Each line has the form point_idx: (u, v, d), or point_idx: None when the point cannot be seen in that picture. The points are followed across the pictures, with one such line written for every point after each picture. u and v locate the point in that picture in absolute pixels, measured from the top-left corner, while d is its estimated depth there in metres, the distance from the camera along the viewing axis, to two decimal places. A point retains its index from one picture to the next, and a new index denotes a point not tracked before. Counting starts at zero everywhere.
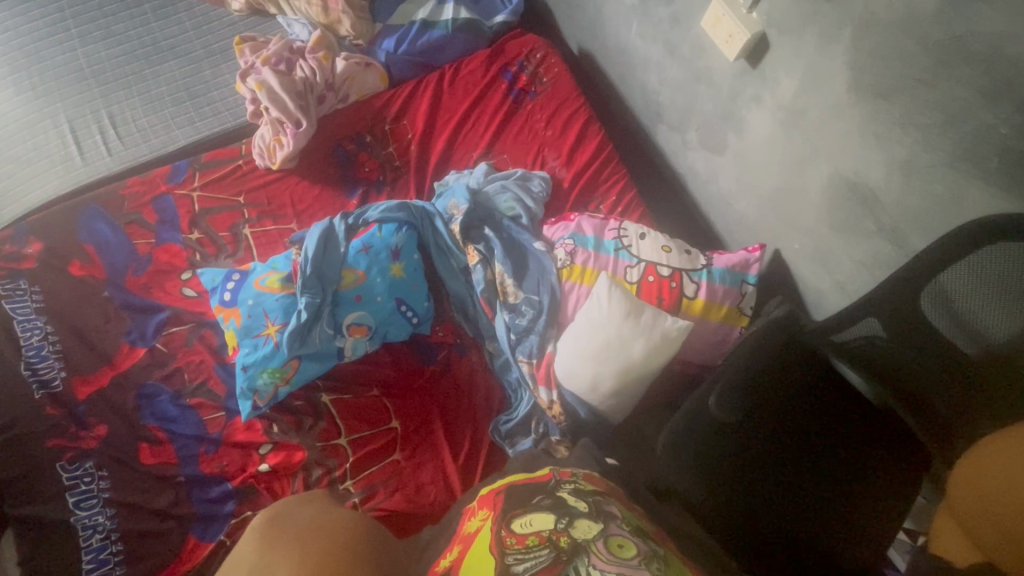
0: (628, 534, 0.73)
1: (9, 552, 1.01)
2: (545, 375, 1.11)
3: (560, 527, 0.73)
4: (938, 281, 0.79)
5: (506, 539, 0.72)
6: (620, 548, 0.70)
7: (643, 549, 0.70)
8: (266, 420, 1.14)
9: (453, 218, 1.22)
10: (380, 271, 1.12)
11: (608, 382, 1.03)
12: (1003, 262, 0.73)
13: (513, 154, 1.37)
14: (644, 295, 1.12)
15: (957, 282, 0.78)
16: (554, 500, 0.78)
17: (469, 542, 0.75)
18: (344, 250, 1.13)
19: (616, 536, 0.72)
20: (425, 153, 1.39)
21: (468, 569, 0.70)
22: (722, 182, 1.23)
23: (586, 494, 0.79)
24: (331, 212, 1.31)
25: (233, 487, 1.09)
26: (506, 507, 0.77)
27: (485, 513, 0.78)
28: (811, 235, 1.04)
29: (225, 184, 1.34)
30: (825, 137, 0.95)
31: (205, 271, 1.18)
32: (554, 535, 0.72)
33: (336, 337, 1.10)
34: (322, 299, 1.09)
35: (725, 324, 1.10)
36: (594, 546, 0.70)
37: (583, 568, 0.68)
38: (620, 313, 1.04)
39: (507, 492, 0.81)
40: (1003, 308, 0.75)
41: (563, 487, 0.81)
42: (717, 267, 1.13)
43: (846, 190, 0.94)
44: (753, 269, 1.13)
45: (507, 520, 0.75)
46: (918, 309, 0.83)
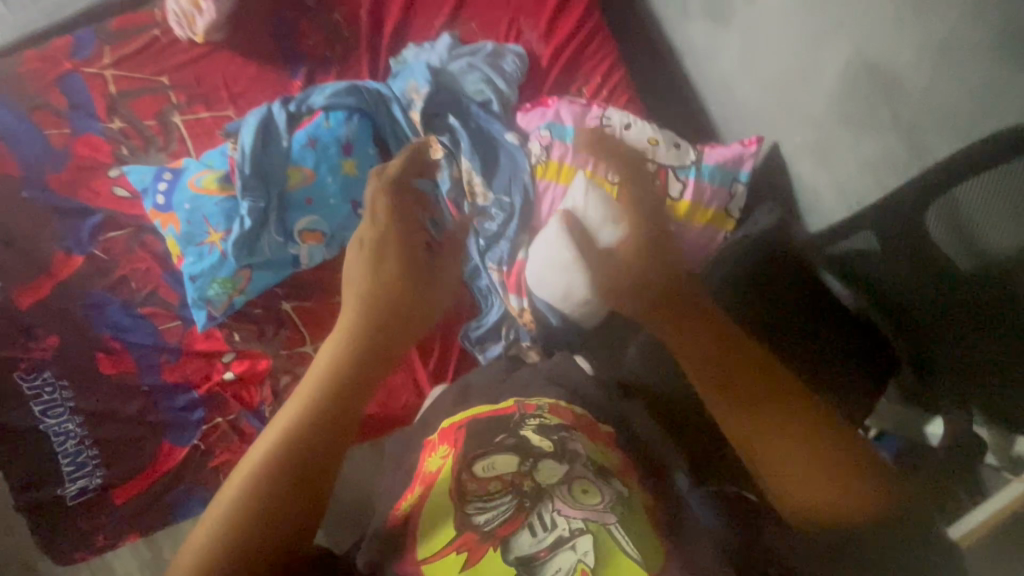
0: (594, 477, 0.63)
1: None
2: (515, 283, 1.05)
3: (524, 470, 0.63)
4: (952, 194, 0.71)
5: (467, 485, 0.63)
6: (584, 494, 0.61)
7: (610, 491, 0.62)
8: (226, 329, 1.09)
9: (413, 105, 1.06)
10: (330, 169, 0.99)
11: (580, 293, 0.99)
12: (1015, 174, 0.64)
13: (483, 22, 1.15)
14: None
15: (971, 196, 0.69)
16: (518, 440, 0.67)
17: (429, 483, 0.66)
18: (287, 144, 0.99)
19: (581, 480, 0.63)
20: (378, 20, 1.16)
21: (430, 524, 0.61)
22: (724, 61, 1.06)
23: (552, 430, 0.68)
24: (270, 95, 1.12)
25: (200, 396, 1.08)
26: (466, 448, 0.67)
27: (445, 450, 0.68)
28: (816, 129, 0.92)
29: (144, 61, 1.14)
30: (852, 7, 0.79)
31: (131, 168, 1.04)
32: (517, 478, 0.63)
33: (288, 245, 1.01)
34: (266, 203, 0.97)
35: (709, 229, 1.02)
36: (558, 491, 0.61)
37: (548, 517, 0.59)
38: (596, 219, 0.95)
39: (469, 427, 0.70)
40: (1014, 219, 0.65)
41: (527, 423, 0.69)
42: (706, 164, 1.02)
43: (865, 76, 0.80)
44: (745, 167, 1.02)
45: (466, 459, 0.65)
46: (924, 225, 0.75)
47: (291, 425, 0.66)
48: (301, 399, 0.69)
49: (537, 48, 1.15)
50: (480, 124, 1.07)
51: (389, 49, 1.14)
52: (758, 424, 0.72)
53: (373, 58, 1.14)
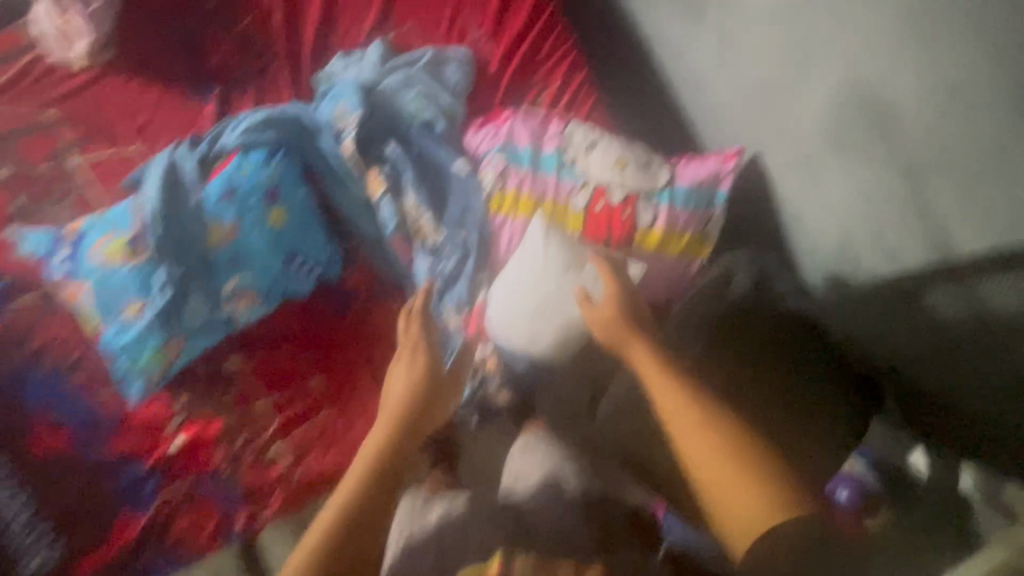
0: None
1: None
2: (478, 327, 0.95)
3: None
4: (979, 285, 0.64)
5: None
6: None
7: None
8: (170, 393, 1.01)
9: (343, 133, 0.92)
10: (254, 222, 0.88)
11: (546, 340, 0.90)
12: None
13: (420, 23, 1.00)
14: (591, 227, 0.91)
15: (1000, 293, 0.62)
16: None
17: None
18: (201, 198, 0.86)
19: None
20: (296, 25, 1.00)
21: None
22: (697, 61, 0.92)
23: None
24: (179, 125, 0.96)
25: (149, 468, 1.01)
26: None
27: None
28: (803, 149, 0.81)
29: (24, 94, 0.97)
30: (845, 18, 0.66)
31: (25, 231, 0.90)
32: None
33: (219, 307, 0.91)
34: (185, 269, 0.87)
35: (684, 258, 0.91)
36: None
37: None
38: (558, 263, 0.87)
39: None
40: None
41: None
42: (681, 186, 0.91)
43: (860, 101, 0.69)
44: (726, 185, 0.90)
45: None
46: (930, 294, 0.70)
47: (348, 500, 0.76)
48: (358, 472, 0.79)
49: (484, 48, 0.99)
50: (422, 149, 0.94)
51: (312, 60, 0.97)
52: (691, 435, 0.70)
53: (294, 72, 0.98)
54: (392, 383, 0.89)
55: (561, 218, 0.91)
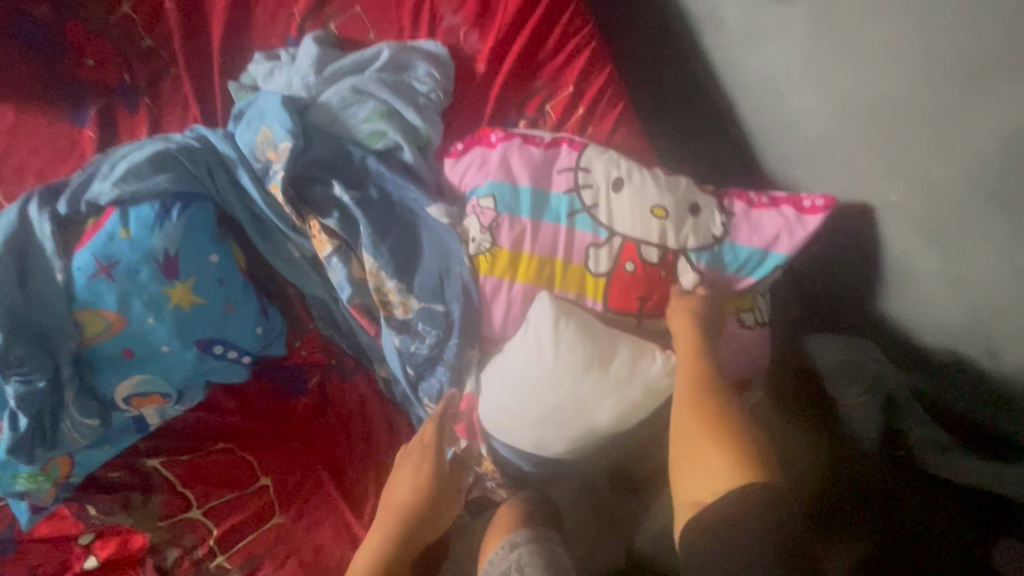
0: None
1: None
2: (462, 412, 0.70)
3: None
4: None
5: None
6: None
7: None
8: (76, 504, 0.79)
9: (270, 172, 0.65)
10: (147, 307, 0.62)
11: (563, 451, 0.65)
12: None
13: (376, 5, 0.72)
14: (615, 295, 0.64)
15: None
16: None
17: None
18: (63, 277, 0.60)
19: None
20: (205, 12, 0.72)
21: None
22: (767, 56, 0.65)
23: None
24: (48, 162, 0.70)
25: None
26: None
27: None
28: (932, 197, 0.54)
29: None
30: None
31: None
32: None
33: (111, 416, 0.67)
34: (52, 378, 0.61)
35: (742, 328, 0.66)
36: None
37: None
38: (576, 365, 0.61)
39: None
40: None
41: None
42: (737, 243, 0.64)
43: None
44: (795, 243, 0.63)
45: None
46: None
47: None
48: None
49: (466, 38, 0.71)
50: (382, 188, 0.67)
51: (226, 64, 0.71)
52: (685, 408, 0.57)
53: (203, 80, 0.71)
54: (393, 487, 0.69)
55: (576, 285, 0.65)
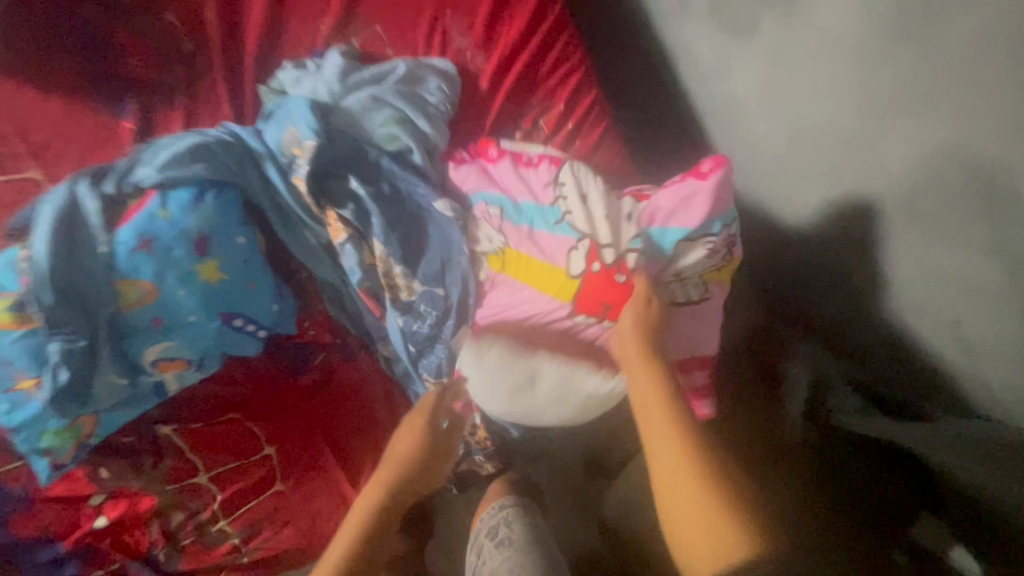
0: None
1: None
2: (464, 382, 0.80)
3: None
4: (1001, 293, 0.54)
5: None
6: None
7: None
8: (88, 467, 0.84)
9: (294, 166, 0.74)
10: (180, 280, 0.69)
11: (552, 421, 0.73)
12: None
13: (394, 24, 0.80)
14: (586, 295, 0.69)
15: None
16: None
17: None
18: (106, 249, 0.67)
19: None
20: (240, 22, 0.81)
21: None
22: (735, 87, 0.75)
23: None
24: (88, 147, 0.77)
25: (67, 550, 0.85)
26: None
27: None
28: (860, 212, 0.65)
29: None
30: (936, 68, 0.52)
31: None
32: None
33: (138, 379, 0.73)
34: (90, 339, 0.68)
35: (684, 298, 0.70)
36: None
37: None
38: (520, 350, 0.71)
39: None
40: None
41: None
42: (660, 229, 0.68)
43: (955, 170, 0.53)
44: (697, 217, 0.66)
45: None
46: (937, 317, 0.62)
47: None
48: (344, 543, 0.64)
49: (473, 58, 0.81)
50: (392, 185, 0.76)
51: (258, 70, 0.79)
52: (667, 442, 0.57)
53: (236, 82, 0.79)
54: (397, 444, 0.71)
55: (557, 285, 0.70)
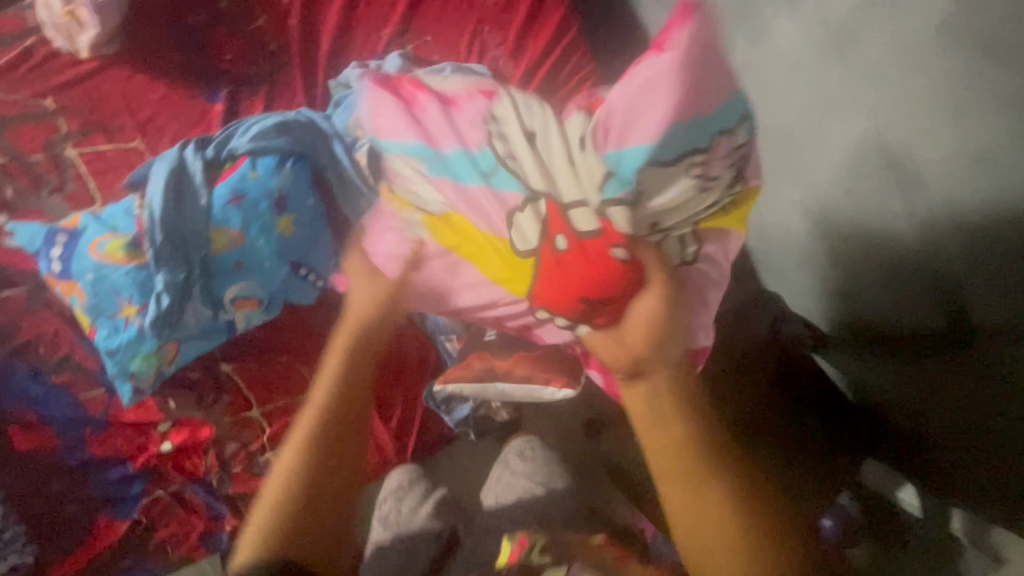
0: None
1: None
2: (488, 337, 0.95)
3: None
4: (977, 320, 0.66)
5: None
6: None
7: None
8: (159, 397, 0.98)
9: (356, 143, 0.88)
10: (261, 230, 0.84)
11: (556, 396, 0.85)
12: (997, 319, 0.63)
13: (441, 36, 0.97)
14: (554, 279, 0.68)
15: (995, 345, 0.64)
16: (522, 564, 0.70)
17: None
18: (205, 201, 0.83)
19: None
20: (314, 30, 0.98)
21: None
22: None
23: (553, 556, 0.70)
24: (185, 124, 0.93)
25: (135, 469, 0.99)
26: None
27: None
28: (816, 193, 0.82)
29: (19, 78, 0.92)
30: (857, 80, 0.68)
31: (17, 226, 0.86)
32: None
33: (218, 314, 0.88)
34: (185, 275, 0.82)
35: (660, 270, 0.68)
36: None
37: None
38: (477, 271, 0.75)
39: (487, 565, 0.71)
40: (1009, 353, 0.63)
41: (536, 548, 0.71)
42: (620, 155, 0.62)
43: (878, 157, 0.69)
44: (653, 129, 0.60)
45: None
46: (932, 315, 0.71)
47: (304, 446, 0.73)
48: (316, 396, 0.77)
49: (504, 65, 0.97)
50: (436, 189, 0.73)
51: (327, 68, 0.96)
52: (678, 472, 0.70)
53: (309, 77, 0.96)
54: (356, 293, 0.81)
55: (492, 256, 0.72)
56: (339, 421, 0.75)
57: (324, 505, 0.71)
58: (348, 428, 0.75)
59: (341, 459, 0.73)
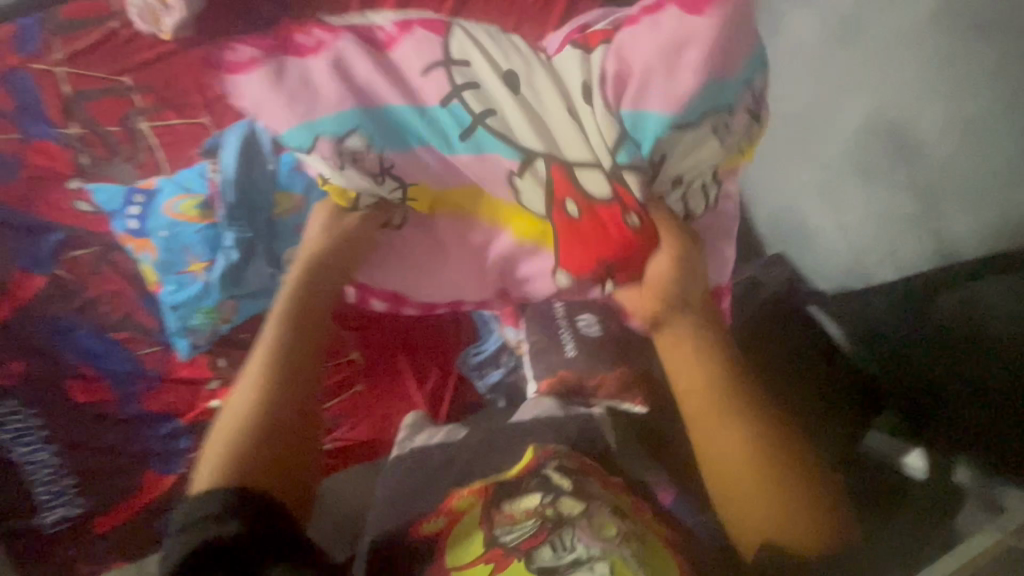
0: (610, 512, 0.77)
1: None
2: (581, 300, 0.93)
3: (547, 503, 0.78)
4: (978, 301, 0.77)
5: (497, 517, 0.79)
6: (603, 527, 0.76)
7: (622, 527, 0.76)
8: (209, 356, 1.03)
9: None
10: (322, 195, 0.91)
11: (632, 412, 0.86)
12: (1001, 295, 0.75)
13: None
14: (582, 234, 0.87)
15: (991, 297, 0.76)
16: (540, 480, 0.80)
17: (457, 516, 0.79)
18: (273, 167, 0.90)
19: (600, 516, 0.77)
20: None
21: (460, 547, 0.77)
22: None
23: (572, 471, 0.80)
24: None
25: (185, 424, 1.04)
26: (499, 495, 0.80)
27: (475, 494, 0.80)
28: (825, 171, 0.90)
29: (101, 57, 1.00)
30: (861, 68, 0.82)
31: (99, 188, 0.96)
32: (541, 509, 0.78)
33: (277, 275, 0.93)
34: (252, 234, 0.91)
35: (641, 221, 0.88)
36: (578, 522, 0.76)
37: (568, 540, 0.76)
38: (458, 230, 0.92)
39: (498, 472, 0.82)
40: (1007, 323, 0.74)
41: (551, 464, 0.81)
42: (650, 111, 0.85)
43: (884, 131, 0.81)
44: (682, 95, 0.84)
45: (500, 501, 0.79)
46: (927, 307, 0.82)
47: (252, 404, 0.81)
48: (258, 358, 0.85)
49: None
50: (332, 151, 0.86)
51: None
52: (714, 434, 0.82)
53: None
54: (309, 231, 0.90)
55: (499, 216, 0.91)
56: (298, 341, 0.86)
57: (283, 429, 0.80)
58: (304, 350, 0.86)
59: (298, 377, 0.84)
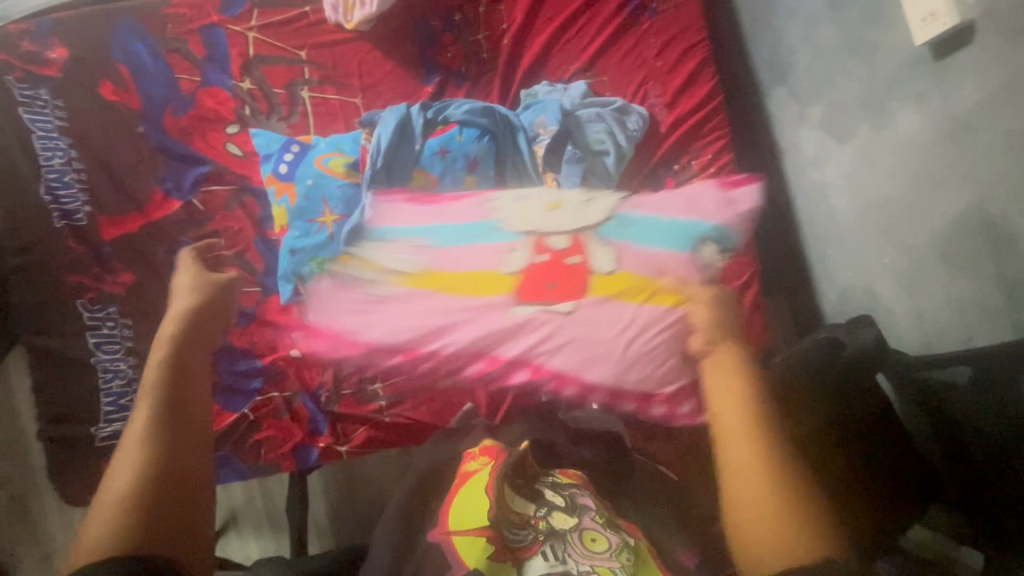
0: (602, 527, 0.73)
1: (36, 374, 1.06)
2: None
3: (539, 514, 0.74)
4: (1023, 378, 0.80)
5: (502, 487, 0.76)
6: (592, 542, 0.71)
7: (614, 541, 0.71)
8: None
9: (538, 139, 1.10)
10: (453, 181, 1.01)
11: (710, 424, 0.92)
12: None
13: (616, 80, 1.21)
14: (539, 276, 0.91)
15: None
16: (534, 487, 0.78)
17: (464, 480, 0.80)
18: (419, 149, 1.02)
19: (590, 530, 0.72)
20: (518, 56, 1.22)
21: (463, 506, 0.76)
22: (828, 172, 1.12)
23: (564, 487, 0.78)
24: (400, 95, 1.17)
25: (262, 366, 1.08)
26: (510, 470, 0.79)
27: (486, 459, 0.81)
28: (908, 257, 0.99)
29: (289, 32, 1.16)
30: (953, 168, 0.89)
31: (259, 133, 1.10)
32: (534, 519, 0.74)
33: None
34: (387, 201, 0.99)
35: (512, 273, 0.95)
36: (570, 537, 0.72)
37: (560, 552, 0.71)
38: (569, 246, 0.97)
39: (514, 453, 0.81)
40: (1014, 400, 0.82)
41: (544, 479, 0.79)
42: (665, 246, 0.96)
43: (978, 227, 0.87)
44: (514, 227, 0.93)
45: (502, 477, 0.78)
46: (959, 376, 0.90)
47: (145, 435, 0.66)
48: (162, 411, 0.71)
49: (658, 113, 1.21)
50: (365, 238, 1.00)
51: (521, 83, 1.20)
52: (741, 431, 0.77)
53: (506, 89, 1.20)
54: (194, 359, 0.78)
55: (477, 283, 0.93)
56: (175, 393, 0.71)
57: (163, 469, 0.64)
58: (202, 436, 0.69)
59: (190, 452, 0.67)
